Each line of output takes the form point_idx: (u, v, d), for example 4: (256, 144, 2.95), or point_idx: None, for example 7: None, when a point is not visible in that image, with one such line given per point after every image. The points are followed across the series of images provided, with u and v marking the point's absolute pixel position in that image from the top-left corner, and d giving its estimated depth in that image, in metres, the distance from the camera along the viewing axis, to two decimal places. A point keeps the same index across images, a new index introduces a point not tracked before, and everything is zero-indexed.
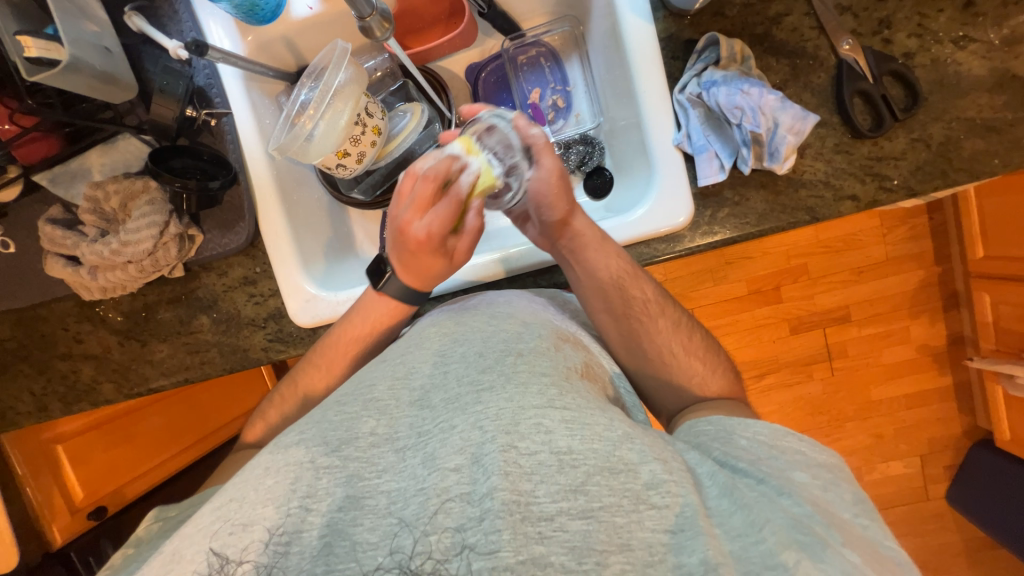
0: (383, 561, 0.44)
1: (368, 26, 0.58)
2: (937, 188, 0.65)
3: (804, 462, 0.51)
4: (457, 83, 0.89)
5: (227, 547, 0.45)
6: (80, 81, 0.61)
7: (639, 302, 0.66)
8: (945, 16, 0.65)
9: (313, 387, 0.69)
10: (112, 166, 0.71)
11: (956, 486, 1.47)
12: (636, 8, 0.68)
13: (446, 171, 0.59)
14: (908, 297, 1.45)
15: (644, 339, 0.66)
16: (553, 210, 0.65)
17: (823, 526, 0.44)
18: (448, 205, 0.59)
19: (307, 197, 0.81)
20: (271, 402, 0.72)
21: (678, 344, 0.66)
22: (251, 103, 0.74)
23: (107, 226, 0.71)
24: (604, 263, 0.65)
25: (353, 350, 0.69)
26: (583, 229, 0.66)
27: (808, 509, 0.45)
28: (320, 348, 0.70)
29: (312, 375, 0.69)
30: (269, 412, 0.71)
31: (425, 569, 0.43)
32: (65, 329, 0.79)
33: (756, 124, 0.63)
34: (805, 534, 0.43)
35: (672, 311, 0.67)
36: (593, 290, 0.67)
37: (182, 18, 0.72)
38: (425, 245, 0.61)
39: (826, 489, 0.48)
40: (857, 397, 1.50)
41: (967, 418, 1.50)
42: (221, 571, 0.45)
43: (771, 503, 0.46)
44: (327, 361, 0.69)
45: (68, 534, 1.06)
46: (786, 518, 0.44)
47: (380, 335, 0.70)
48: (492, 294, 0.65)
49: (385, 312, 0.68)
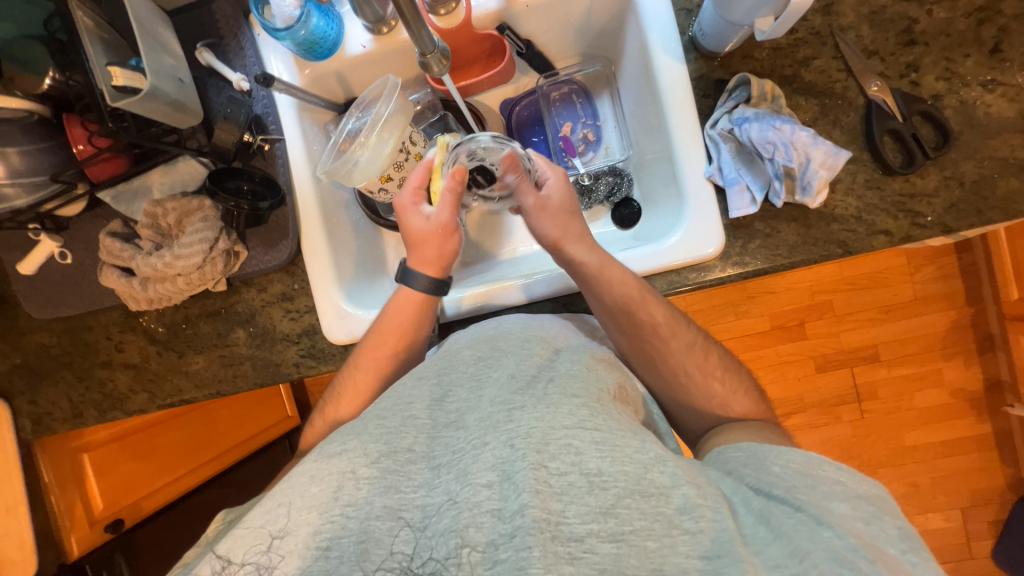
0: (384, 560, 0.46)
1: (427, 62, 0.63)
2: (971, 226, 0.65)
3: (843, 493, 0.48)
4: (492, 116, 0.94)
5: (233, 553, 0.47)
6: (157, 108, 0.68)
7: (669, 327, 0.65)
8: (972, 61, 0.67)
9: (351, 396, 0.70)
10: (171, 185, 0.76)
11: (1003, 544, 1.37)
12: (668, 49, 0.72)
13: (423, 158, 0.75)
14: (941, 337, 1.41)
15: (673, 365, 0.65)
16: (547, 233, 0.68)
17: (866, 562, 0.41)
18: (423, 172, 0.70)
19: (346, 219, 0.85)
20: (318, 412, 0.73)
21: (714, 367, 0.65)
22: (302, 130, 0.79)
23: (161, 240, 0.75)
24: (609, 288, 0.65)
25: (384, 359, 0.70)
26: (583, 258, 0.66)
27: (851, 542, 0.43)
28: (354, 356, 0.71)
29: (349, 381, 0.70)
30: (317, 422, 0.72)
31: (426, 569, 0.45)
32: (108, 338, 0.83)
33: (789, 159, 0.64)
34: (848, 569, 0.40)
35: (685, 331, 0.66)
36: (603, 313, 0.66)
37: (247, 54, 0.78)
38: (409, 211, 0.70)
39: (869, 522, 0.46)
40: (890, 442, 1.43)
41: (1011, 469, 1.41)
42: (222, 572, 0.47)
43: (810, 532, 0.44)
44: (368, 365, 0.70)
45: (82, 546, 1.02)
46: (829, 553, 0.42)
47: (407, 339, 0.70)
48: (506, 317, 0.67)
49: (404, 313, 0.70)
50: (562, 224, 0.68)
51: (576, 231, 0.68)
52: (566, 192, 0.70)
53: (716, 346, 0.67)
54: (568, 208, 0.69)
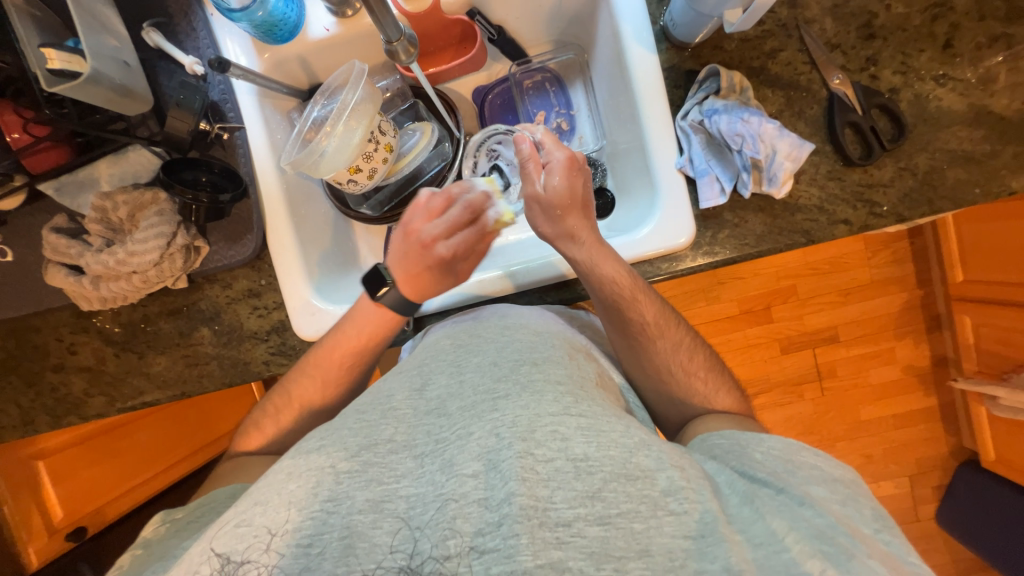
0: (386, 559, 0.44)
1: (394, 50, 0.61)
2: (923, 214, 0.69)
3: (821, 477, 0.51)
4: (464, 104, 0.92)
5: (232, 550, 0.44)
6: (99, 93, 0.62)
7: (653, 327, 0.67)
8: (926, 56, 0.69)
9: (306, 397, 0.69)
10: (121, 177, 0.71)
11: (945, 506, 1.49)
12: (640, 38, 0.72)
13: (482, 205, 0.68)
14: (893, 318, 1.50)
15: (659, 359, 0.67)
16: (541, 228, 0.69)
17: (846, 537, 0.44)
18: (475, 237, 0.68)
19: (314, 211, 0.82)
20: (266, 412, 0.71)
21: (698, 367, 0.67)
22: (263, 118, 0.75)
23: (112, 236, 0.71)
24: (602, 285, 0.66)
25: (339, 367, 0.69)
26: (575, 257, 0.67)
27: (831, 520, 0.46)
28: (307, 363, 0.69)
29: (306, 384, 0.69)
30: (265, 423, 0.70)
31: (426, 569, 0.43)
32: (59, 340, 0.78)
33: (756, 151, 0.66)
34: (829, 544, 0.43)
35: (674, 332, 0.68)
36: (601, 300, 0.67)
37: (200, 36, 0.73)
38: (444, 264, 0.67)
39: (845, 504, 0.48)
40: (847, 418, 1.52)
41: (952, 438, 1.52)
42: (223, 571, 0.44)
43: (793, 512, 0.46)
44: (318, 369, 0.69)
45: (44, 556, 1.04)
46: (811, 530, 0.45)
47: (374, 345, 0.70)
48: (504, 307, 0.67)
49: (377, 322, 0.69)
50: (556, 219, 0.67)
51: (572, 228, 0.67)
52: (570, 184, 0.67)
53: (687, 335, 0.69)
54: (565, 202, 0.66)
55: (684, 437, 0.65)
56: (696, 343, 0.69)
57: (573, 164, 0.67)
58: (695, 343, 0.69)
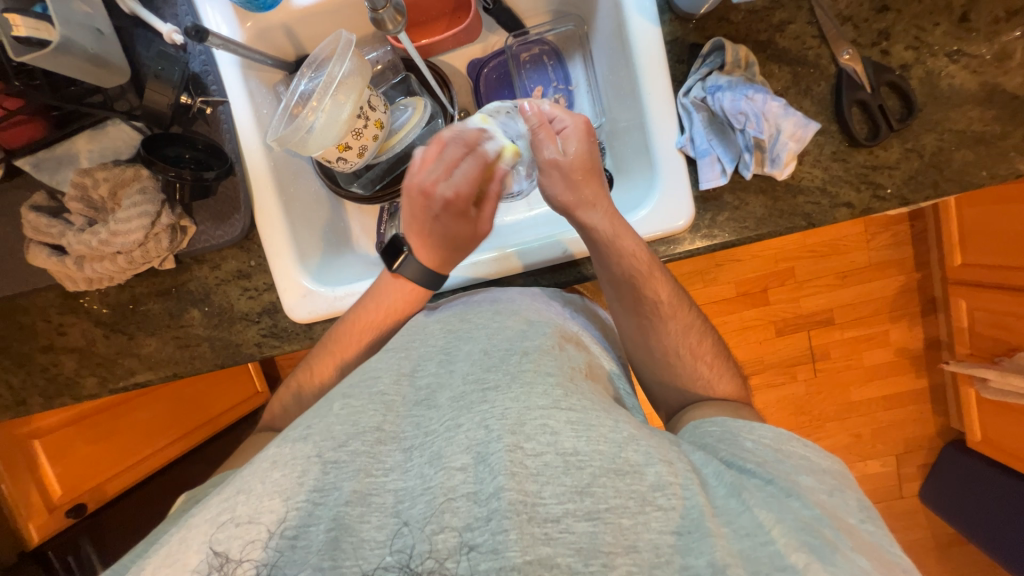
0: (383, 558, 0.43)
1: (380, 18, 0.58)
2: (927, 198, 0.67)
3: (808, 467, 0.51)
4: (458, 78, 0.89)
5: (220, 544, 0.44)
6: (72, 64, 0.60)
7: (661, 304, 0.67)
8: (941, 30, 0.66)
9: (327, 376, 0.69)
10: (101, 152, 0.69)
11: (930, 484, 1.52)
12: (642, 8, 0.68)
13: (475, 138, 0.70)
14: (890, 300, 1.49)
15: (668, 340, 0.67)
16: (558, 195, 0.69)
17: (830, 530, 0.44)
18: (477, 167, 0.70)
19: (303, 189, 0.79)
20: (289, 389, 0.72)
21: (705, 352, 0.67)
22: (247, 91, 0.72)
23: (95, 215, 0.69)
24: (618, 260, 0.65)
25: (358, 343, 0.69)
26: (595, 223, 0.66)
27: (817, 511, 0.46)
28: (329, 340, 0.69)
29: (327, 362, 0.68)
30: (281, 398, 0.71)
31: (425, 568, 0.42)
32: (47, 321, 0.76)
33: (759, 131, 0.65)
34: (814, 536, 0.43)
35: (686, 313, 0.68)
36: (615, 274, 0.66)
37: (178, 2, 0.72)
38: (450, 206, 0.69)
39: (831, 493, 0.49)
40: (838, 399, 1.54)
41: (941, 419, 1.55)
42: (222, 571, 0.43)
43: (779, 502, 0.46)
44: (336, 347, 0.68)
45: (44, 530, 1.08)
46: (797, 521, 0.44)
47: (395, 321, 0.70)
48: (496, 292, 0.67)
49: (399, 297, 0.69)
50: (575, 186, 0.68)
51: (590, 197, 0.67)
52: (589, 148, 0.69)
53: (698, 319, 0.69)
54: (586, 167, 0.68)
55: (677, 424, 0.65)
56: (705, 328, 0.69)
57: (588, 129, 0.69)
58: (706, 327, 0.69)
